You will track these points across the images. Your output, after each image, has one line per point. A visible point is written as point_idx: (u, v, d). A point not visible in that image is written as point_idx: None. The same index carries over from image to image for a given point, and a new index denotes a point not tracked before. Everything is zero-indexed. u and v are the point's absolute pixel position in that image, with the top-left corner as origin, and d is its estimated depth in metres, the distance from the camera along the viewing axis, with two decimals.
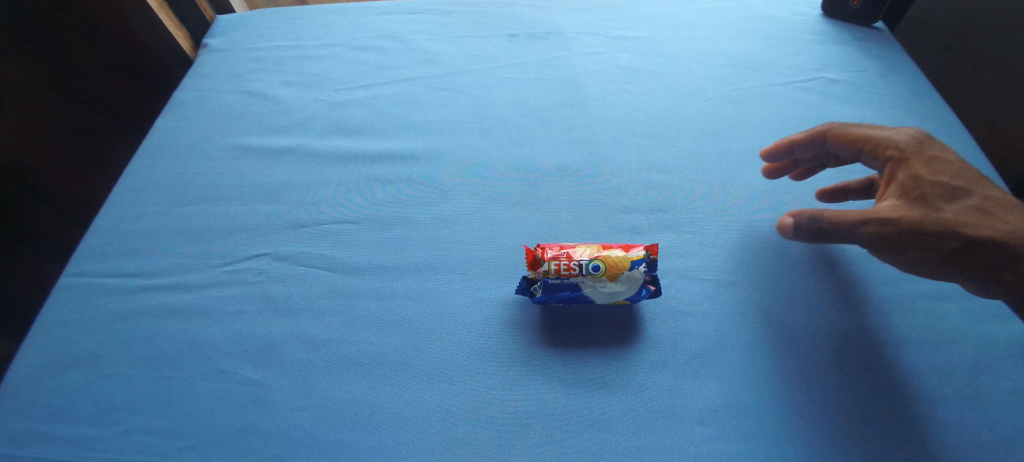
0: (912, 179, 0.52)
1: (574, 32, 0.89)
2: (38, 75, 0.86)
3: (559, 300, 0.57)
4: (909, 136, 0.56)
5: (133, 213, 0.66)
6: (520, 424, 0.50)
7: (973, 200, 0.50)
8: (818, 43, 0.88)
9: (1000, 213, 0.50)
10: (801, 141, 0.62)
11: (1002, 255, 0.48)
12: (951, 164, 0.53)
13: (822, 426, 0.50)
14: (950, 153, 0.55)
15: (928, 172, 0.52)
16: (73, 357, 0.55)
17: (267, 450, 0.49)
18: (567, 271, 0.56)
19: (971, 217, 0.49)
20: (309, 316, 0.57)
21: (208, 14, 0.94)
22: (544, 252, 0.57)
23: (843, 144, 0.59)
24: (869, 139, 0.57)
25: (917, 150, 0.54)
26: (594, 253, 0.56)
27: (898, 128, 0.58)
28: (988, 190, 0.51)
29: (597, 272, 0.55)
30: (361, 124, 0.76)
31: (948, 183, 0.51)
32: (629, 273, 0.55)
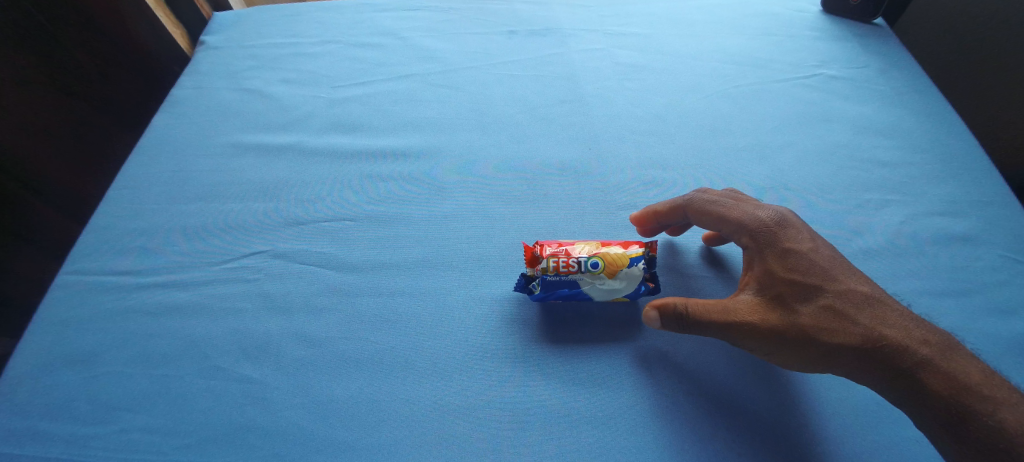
0: (764, 277, 0.49)
1: (572, 28, 0.89)
2: (42, 72, 0.85)
3: (557, 296, 0.56)
4: (759, 221, 0.51)
5: (130, 210, 0.66)
6: (520, 422, 0.50)
7: (828, 300, 0.47)
8: (818, 40, 0.88)
9: (858, 315, 0.46)
10: (664, 213, 0.58)
11: (861, 363, 0.45)
12: (805, 257, 0.49)
13: (822, 422, 0.50)
14: (811, 240, 0.50)
15: (779, 268, 0.48)
16: (71, 355, 0.54)
17: (265, 447, 0.49)
18: (566, 268, 0.55)
19: (825, 321, 0.46)
20: (308, 313, 0.57)
21: (205, 11, 0.94)
22: (543, 249, 0.56)
23: (701, 222, 0.55)
24: (723, 220, 0.53)
25: (765, 240, 0.50)
26: (593, 250, 0.56)
27: (758, 206, 0.53)
28: (840, 287, 0.47)
29: (596, 269, 0.55)
30: (360, 122, 0.76)
31: (799, 281, 0.47)
32: (628, 270, 0.55)
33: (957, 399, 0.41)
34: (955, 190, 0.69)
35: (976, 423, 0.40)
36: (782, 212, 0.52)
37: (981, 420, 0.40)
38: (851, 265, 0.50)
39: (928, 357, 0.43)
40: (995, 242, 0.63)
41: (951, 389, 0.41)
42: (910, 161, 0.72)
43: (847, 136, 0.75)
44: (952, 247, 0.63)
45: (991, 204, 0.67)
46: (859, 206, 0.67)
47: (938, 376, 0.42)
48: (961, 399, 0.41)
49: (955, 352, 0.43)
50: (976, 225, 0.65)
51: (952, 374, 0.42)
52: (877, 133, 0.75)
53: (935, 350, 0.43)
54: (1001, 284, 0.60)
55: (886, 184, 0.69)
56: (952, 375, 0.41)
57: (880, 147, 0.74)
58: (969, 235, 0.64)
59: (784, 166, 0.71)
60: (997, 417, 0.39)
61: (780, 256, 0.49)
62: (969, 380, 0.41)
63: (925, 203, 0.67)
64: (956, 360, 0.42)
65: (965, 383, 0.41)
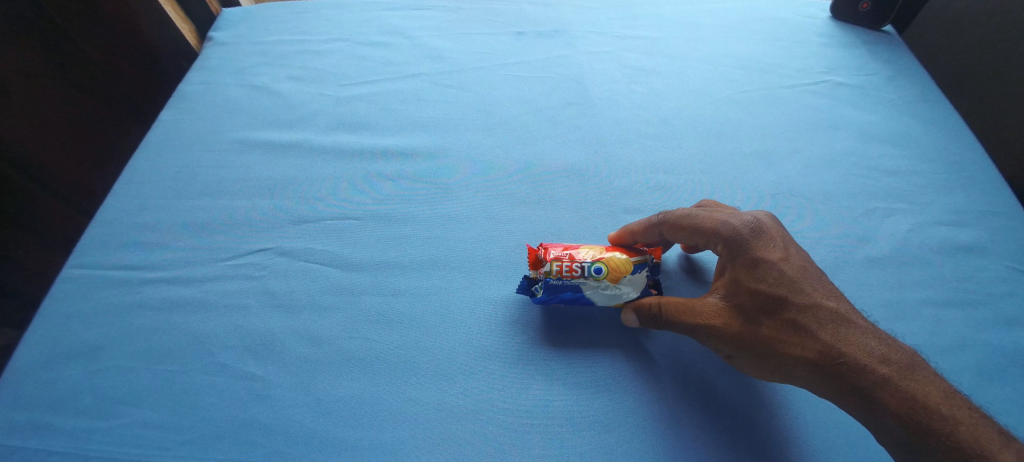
0: (731, 285, 0.50)
1: (581, 30, 0.88)
2: (49, 64, 0.85)
3: (559, 300, 0.56)
4: (731, 229, 0.51)
5: (136, 205, 0.66)
6: (521, 425, 0.50)
7: (792, 312, 0.47)
8: (827, 46, 0.88)
9: (821, 329, 0.46)
10: (640, 233, 0.57)
11: (819, 376, 0.45)
12: (775, 268, 0.48)
13: (826, 430, 0.50)
14: (783, 249, 0.50)
15: (745, 277, 0.49)
16: (75, 349, 0.55)
17: (267, 445, 0.49)
18: (569, 273, 0.55)
19: (786, 333, 0.47)
20: (312, 311, 0.57)
21: (213, 7, 0.93)
22: (547, 252, 0.56)
23: (675, 236, 0.54)
24: (696, 231, 0.52)
25: (735, 249, 0.50)
26: (598, 254, 0.55)
27: (734, 214, 0.53)
28: (808, 300, 0.47)
29: (600, 274, 0.54)
30: (366, 120, 0.76)
31: (765, 292, 0.48)
32: (632, 277, 0.55)
33: (914, 420, 0.40)
34: (963, 199, 0.69)
35: (928, 444, 0.40)
36: (758, 219, 0.52)
37: (935, 441, 0.40)
38: (827, 276, 0.50)
39: (887, 376, 0.42)
40: (1003, 252, 0.63)
41: (909, 408, 0.41)
42: (918, 169, 0.72)
43: (855, 143, 0.75)
44: (959, 257, 0.63)
45: (999, 214, 0.67)
46: (866, 214, 0.67)
47: (895, 395, 0.42)
48: (919, 418, 0.40)
49: (918, 372, 0.43)
50: (983, 236, 0.65)
51: (910, 393, 0.41)
52: (885, 141, 0.75)
53: (896, 370, 0.43)
54: (1008, 294, 0.60)
55: (893, 192, 0.69)
56: (911, 395, 0.41)
57: (888, 154, 0.73)
58: (977, 245, 0.64)
59: (791, 172, 0.71)
60: (951, 438, 0.39)
61: (748, 266, 0.49)
62: (927, 400, 0.41)
63: (933, 213, 0.67)
64: (917, 381, 0.42)
65: (924, 404, 0.41)
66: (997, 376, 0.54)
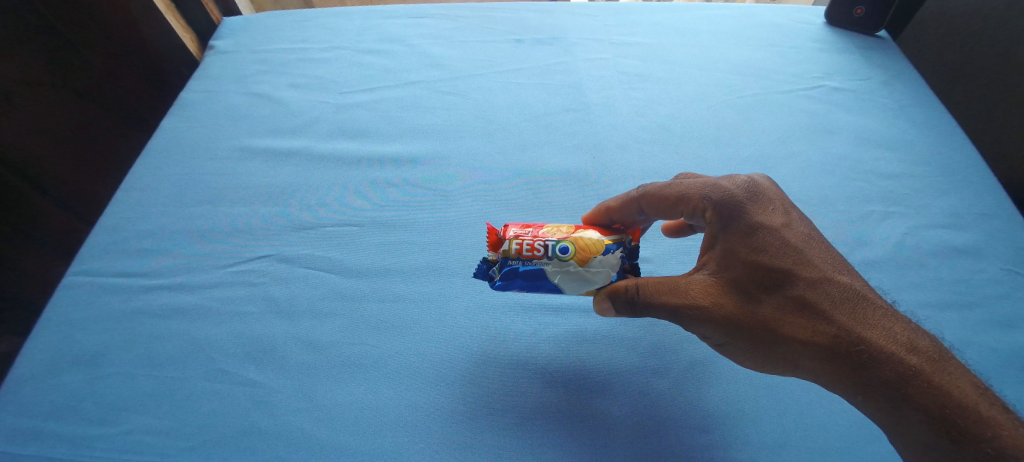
0: (727, 257, 0.47)
1: (578, 37, 0.89)
2: (53, 71, 0.85)
3: (518, 285, 0.52)
4: (722, 193, 0.49)
5: (136, 212, 0.67)
6: (521, 429, 0.50)
7: (800, 289, 0.45)
8: (821, 51, 0.88)
9: (834, 308, 0.44)
10: (616, 209, 0.55)
11: (835, 365, 0.43)
12: (775, 238, 0.47)
13: (822, 434, 0.51)
14: (784, 216, 0.48)
15: (743, 248, 0.47)
16: (75, 356, 0.55)
17: (267, 451, 0.49)
18: (530, 252, 0.50)
19: (792, 313, 0.45)
20: (312, 317, 0.58)
21: (214, 15, 0.93)
22: (506, 230, 0.52)
23: (656, 207, 0.52)
24: (680, 199, 0.51)
25: (728, 216, 0.48)
26: (565, 234, 0.51)
27: (724, 178, 0.51)
28: (817, 274, 0.46)
29: (565, 254, 0.50)
30: (366, 127, 0.76)
31: (767, 263, 0.46)
32: (603, 258, 0.50)
33: (949, 419, 0.38)
34: (958, 202, 0.69)
35: (962, 445, 0.38)
36: (751, 182, 0.50)
37: (971, 443, 0.38)
38: (835, 250, 0.48)
39: (916, 367, 0.40)
40: (998, 255, 0.64)
41: (941, 405, 0.39)
42: (913, 172, 0.72)
43: (850, 147, 0.76)
44: (955, 259, 0.63)
45: (994, 216, 0.68)
46: (862, 217, 0.67)
47: (925, 389, 0.40)
48: (954, 417, 0.38)
49: (949, 364, 0.41)
50: (978, 238, 0.65)
51: (942, 388, 0.39)
52: (880, 145, 0.76)
53: (925, 360, 0.41)
54: (1005, 297, 0.60)
55: (888, 196, 0.70)
56: (944, 391, 0.39)
57: (882, 158, 0.74)
58: (972, 247, 0.65)
59: (787, 176, 0.72)
60: (992, 443, 0.37)
61: (745, 235, 0.47)
62: (960, 396, 0.39)
63: (928, 216, 0.68)
64: (949, 373, 0.40)
65: (960, 400, 0.39)
66: (993, 378, 0.54)
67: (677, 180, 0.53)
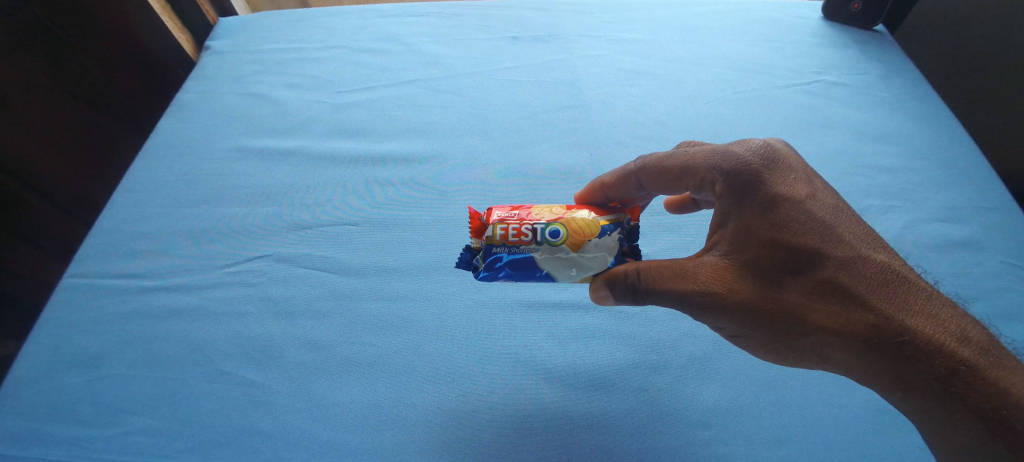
0: (743, 235, 0.44)
1: (575, 34, 0.89)
2: (50, 76, 0.84)
3: (507, 272, 0.50)
4: (735, 160, 0.45)
5: (133, 214, 0.67)
6: (520, 428, 0.50)
7: (829, 271, 0.42)
8: (819, 46, 0.88)
9: (871, 292, 0.41)
10: (612, 185, 0.53)
11: (870, 357, 0.40)
12: (802, 213, 0.43)
13: (822, 429, 0.51)
14: (809, 189, 0.45)
15: (765, 225, 0.43)
16: (74, 358, 0.55)
17: (267, 451, 0.49)
18: (517, 237, 0.48)
19: (821, 298, 0.42)
20: (310, 317, 0.58)
21: (211, 16, 0.93)
22: (489, 214, 0.50)
23: (655, 180, 0.51)
24: (685, 170, 0.48)
25: (745, 188, 0.45)
26: (555, 216, 0.49)
27: (737, 143, 0.48)
28: (848, 252, 0.42)
29: (556, 239, 0.48)
30: (362, 126, 0.76)
31: (793, 243, 0.42)
32: (599, 241, 0.48)
33: (1005, 422, 0.36)
34: (956, 195, 0.69)
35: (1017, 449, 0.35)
36: (770, 146, 0.46)
37: None
38: (866, 223, 0.45)
39: (968, 361, 0.37)
40: (996, 248, 0.64)
41: (994, 404, 0.36)
42: (911, 166, 0.72)
43: (848, 141, 0.75)
44: (954, 252, 0.63)
45: (992, 209, 0.68)
46: (860, 211, 0.67)
47: (980, 386, 0.36)
48: (1008, 417, 0.36)
49: (1001, 357, 0.38)
50: (977, 231, 0.65)
51: (996, 385, 0.36)
52: (878, 139, 0.76)
53: (977, 353, 0.38)
54: (1002, 290, 0.60)
55: (887, 190, 0.70)
56: (999, 388, 0.36)
57: (880, 152, 0.74)
58: (970, 240, 0.65)
59: None
60: None
61: (764, 208, 0.43)
62: (1015, 394, 0.36)
63: (926, 209, 0.68)
64: (1002, 367, 0.37)
65: (1016, 399, 0.36)
66: None
67: (680, 149, 0.50)
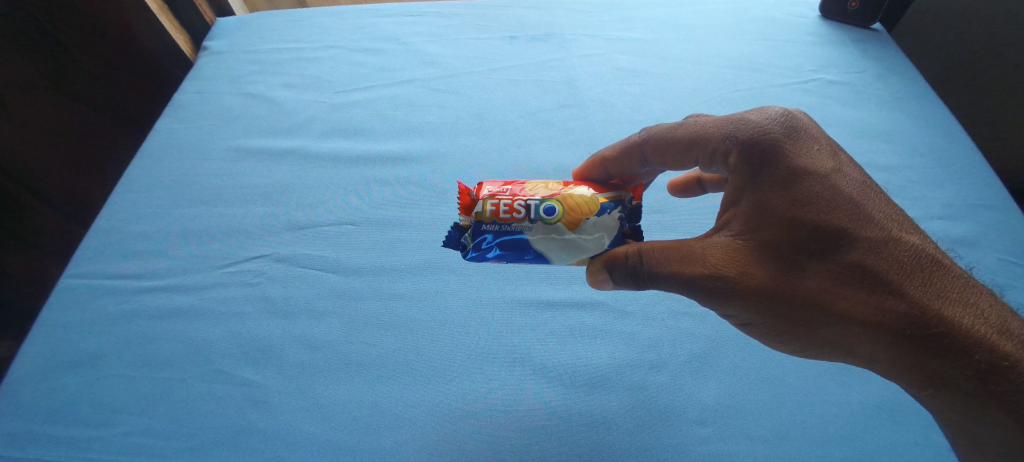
0: (765, 216, 0.43)
1: (573, 33, 0.89)
2: (45, 74, 0.82)
3: (496, 252, 0.50)
4: (750, 131, 0.44)
5: (131, 214, 0.67)
6: (519, 427, 0.50)
7: (857, 254, 0.41)
8: (817, 45, 0.88)
9: (902, 277, 0.40)
10: (613, 159, 0.52)
11: (900, 345, 0.39)
12: (828, 192, 0.42)
13: (822, 427, 0.51)
14: (834, 166, 0.44)
15: (788, 204, 0.42)
16: (72, 358, 0.55)
17: (266, 451, 0.49)
18: (509, 213, 0.48)
19: (847, 283, 0.41)
20: (308, 317, 0.57)
21: (207, 15, 0.93)
22: (481, 190, 0.50)
23: (660, 152, 0.50)
24: (695, 143, 0.47)
25: (764, 163, 0.43)
26: (551, 193, 0.49)
27: (755, 112, 0.46)
28: (878, 233, 0.41)
29: (551, 216, 0.47)
30: (361, 126, 0.76)
31: (818, 223, 0.41)
32: (597, 220, 0.48)
33: None
34: (955, 192, 0.69)
35: None
36: (788, 114, 0.46)
37: None
38: (894, 203, 0.44)
39: (1006, 352, 0.37)
40: (994, 245, 0.64)
41: None
42: (909, 164, 0.73)
43: (846, 139, 0.76)
44: (952, 250, 0.64)
45: (990, 207, 0.68)
46: None
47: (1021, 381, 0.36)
48: None
49: None
50: (975, 229, 0.66)
51: None
52: (876, 137, 0.76)
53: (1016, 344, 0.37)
54: (999, 287, 0.61)
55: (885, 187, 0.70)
56: None
57: (878, 150, 0.74)
58: (968, 238, 0.65)
59: None
60: None
61: (787, 188, 0.42)
62: None
63: (924, 207, 0.68)
64: None
65: None
66: None
67: (689, 121, 0.50)
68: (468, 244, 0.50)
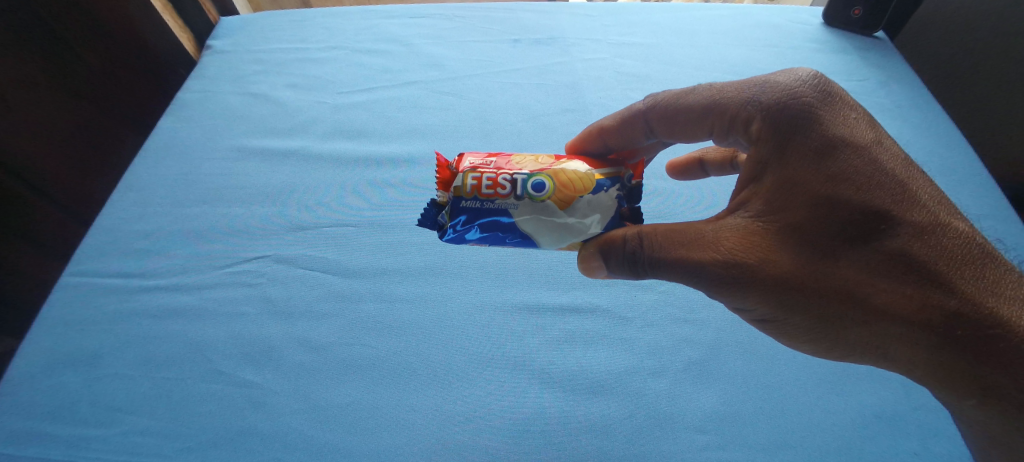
0: (796, 197, 0.40)
1: (576, 37, 0.89)
2: (48, 72, 0.82)
3: (476, 233, 0.47)
4: (775, 93, 0.43)
5: (133, 212, 0.67)
6: (519, 432, 0.50)
7: (901, 241, 0.38)
8: (819, 52, 0.89)
9: (951, 268, 0.37)
10: (612, 129, 0.52)
11: (943, 346, 0.37)
12: (868, 170, 0.39)
13: (821, 435, 0.51)
14: (875, 141, 0.41)
15: (823, 182, 0.39)
16: (73, 357, 0.55)
17: (266, 452, 0.49)
18: (493, 188, 0.46)
19: (889, 273, 0.38)
20: (309, 318, 0.58)
21: (211, 14, 0.94)
22: (462, 162, 0.48)
23: (666, 122, 0.49)
24: (714, 108, 0.46)
25: (795, 134, 0.41)
26: (540, 167, 0.47)
27: (782, 74, 0.45)
28: (925, 218, 0.38)
29: (540, 193, 0.45)
30: (363, 127, 0.76)
31: (858, 203, 0.39)
32: (592, 199, 0.45)
33: None
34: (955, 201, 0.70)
35: None
36: (819, 77, 0.43)
37: None
38: (938, 186, 0.41)
39: None
40: None
41: None
42: None
43: None
44: None
45: (991, 217, 0.68)
46: None
47: None
48: None
49: None
50: None
51: None
52: None
53: None
54: None
55: None
56: None
57: None
58: None
59: None
60: None
61: (822, 164, 0.40)
62: None
63: None
64: None
65: None
66: None
67: (703, 87, 0.48)
68: (446, 223, 0.48)
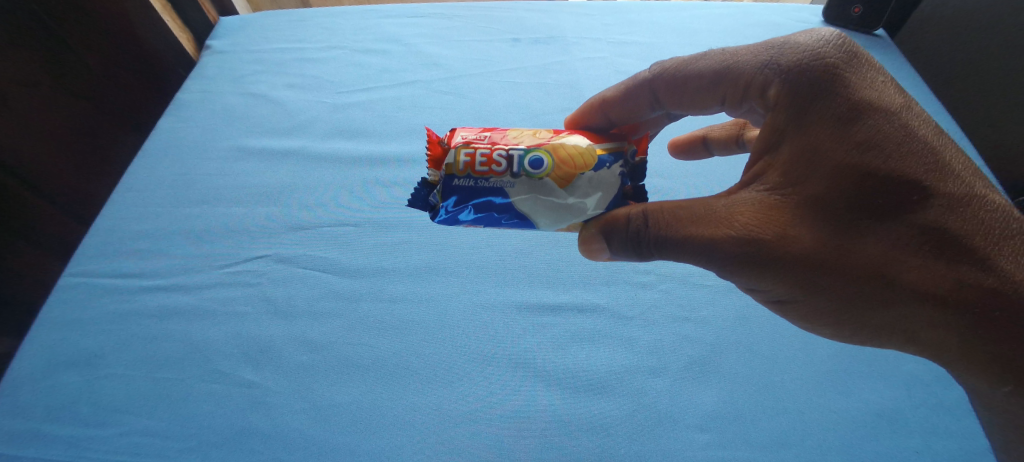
0: (822, 168, 0.39)
1: (576, 37, 0.89)
2: (48, 70, 0.82)
3: (469, 213, 0.47)
4: (794, 57, 0.42)
5: (132, 212, 0.67)
6: (520, 431, 0.50)
7: (931, 214, 0.37)
8: None
9: (983, 243, 0.37)
10: (615, 100, 0.51)
11: (974, 326, 0.37)
12: (898, 138, 0.39)
13: (823, 433, 0.51)
14: (904, 108, 0.40)
15: (848, 150, 0.39)
16: (72, 358, 0.55)
17: (265, 452, 0.49)
18: (487, 165, 0.45)
19: (921, 247, 0.38)
20: (309, 318, 0.57)
21: (211, 14, 0.94)
22: (454, 138, 0.47)
23: (673, 90, 0.49)
24: (729, 73, 0.46)
25: (817, 99, 0.41)
26: (537, 142, 0.45)
27: (803, 34, 0.44)
28: (959, 190, 0.38)
29: (538, 170, 0.44)
30: (363, 127, 0.76)
31: (889, 174, 0.38)
32: (593, 176, 0.45)
33: None
34: None
35: None
36: (844, 39, 0.43)
37: None
38: (969, 156, 0.41)
39: None
40: None
41: None
42: None
43: None
44: None
45: None
46: None
47: None
48: None
49: None
50: None
51: None
52: None
53: None
54: None
55: None
56: None
57: None
58: None
59: None
60: None
61: (849, 134, 0.39)
62: None
63: None
64: None
65: None
66: None
67: (715, 53, 0.48)
68: (438, 204, 0.47)
